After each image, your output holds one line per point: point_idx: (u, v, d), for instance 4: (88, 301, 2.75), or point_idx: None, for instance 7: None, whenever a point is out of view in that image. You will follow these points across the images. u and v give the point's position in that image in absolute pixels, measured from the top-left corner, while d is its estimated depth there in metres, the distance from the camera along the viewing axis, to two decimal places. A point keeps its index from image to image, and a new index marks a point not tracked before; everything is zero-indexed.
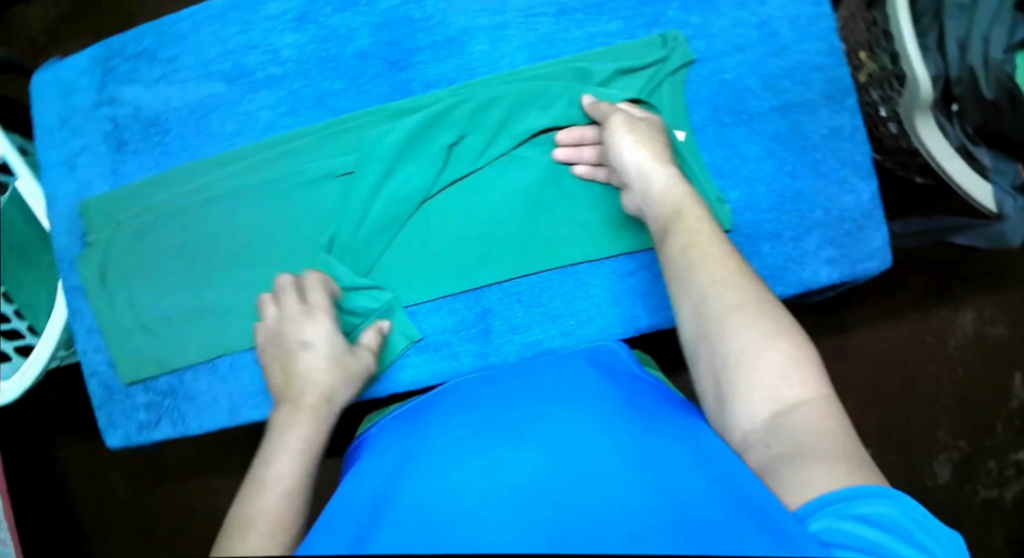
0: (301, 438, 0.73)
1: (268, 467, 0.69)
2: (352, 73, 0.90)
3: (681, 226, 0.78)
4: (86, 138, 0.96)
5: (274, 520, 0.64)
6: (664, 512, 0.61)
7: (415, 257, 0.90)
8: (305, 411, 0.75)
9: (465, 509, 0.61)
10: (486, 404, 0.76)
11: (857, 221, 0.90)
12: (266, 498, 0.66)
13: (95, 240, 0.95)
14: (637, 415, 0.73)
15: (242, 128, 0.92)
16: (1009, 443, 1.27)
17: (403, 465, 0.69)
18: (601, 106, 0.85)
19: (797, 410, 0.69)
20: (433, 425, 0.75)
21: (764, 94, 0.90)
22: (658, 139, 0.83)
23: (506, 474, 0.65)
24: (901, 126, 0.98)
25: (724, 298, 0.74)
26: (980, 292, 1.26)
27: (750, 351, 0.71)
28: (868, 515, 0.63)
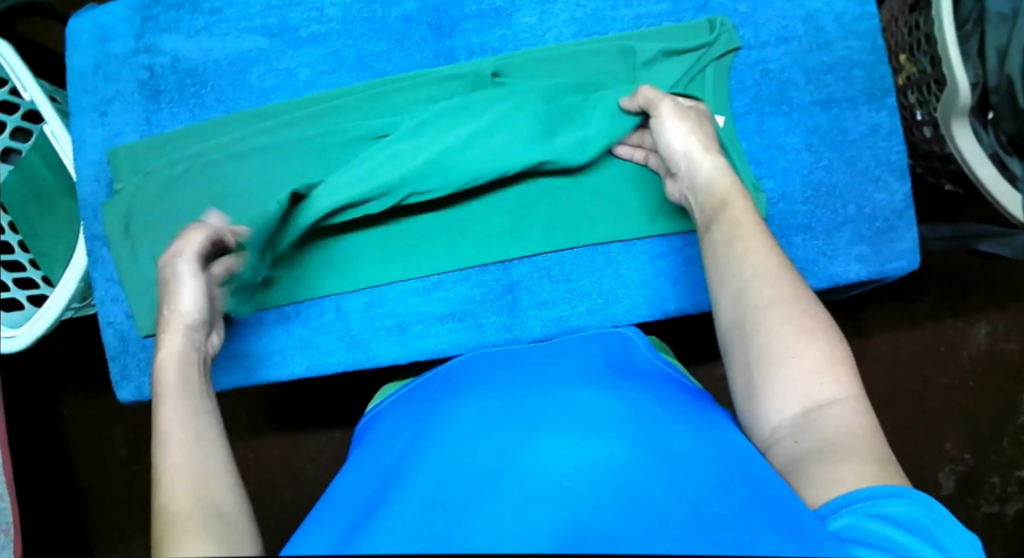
0: (181, 368, 0.71)
1: (165, 409, 0.67)
2: (396, 36, 0.91)
3: (726, 218, 0.78)
4: (120, 85, 0.95)
5: (191, 466, 0.63)
6: (680, 510, 0.62)
7: (450, 224, 0.90)
8: (173, 334, 0.73)
9: (471, 503, 0.64)
10: (500, 390, 0.78)
11: (889, 220, 0.90)
12: (176, 448, 0.64)
13: (123, 188, 0.93)
14: (655, 401, 0.74)
15: (280, 84, 0.92)
16: (1014, 460, 1.27)
17: (417, 451, 0.72)
18: (647, 92, 0.84)
19: (828, 407, 0.69)
20: (447, 406, 0.77)
21: (806, 87, 0.90)
22: (705, 127, 0.83)
23: (519, 467, 0.67)
24: (936, 130, 0.97)
25: (762, 292, 0.73)
26: (996, 305, 1.27)
27: (785, 346, 0.71)
28: (889, 515, 0.63)
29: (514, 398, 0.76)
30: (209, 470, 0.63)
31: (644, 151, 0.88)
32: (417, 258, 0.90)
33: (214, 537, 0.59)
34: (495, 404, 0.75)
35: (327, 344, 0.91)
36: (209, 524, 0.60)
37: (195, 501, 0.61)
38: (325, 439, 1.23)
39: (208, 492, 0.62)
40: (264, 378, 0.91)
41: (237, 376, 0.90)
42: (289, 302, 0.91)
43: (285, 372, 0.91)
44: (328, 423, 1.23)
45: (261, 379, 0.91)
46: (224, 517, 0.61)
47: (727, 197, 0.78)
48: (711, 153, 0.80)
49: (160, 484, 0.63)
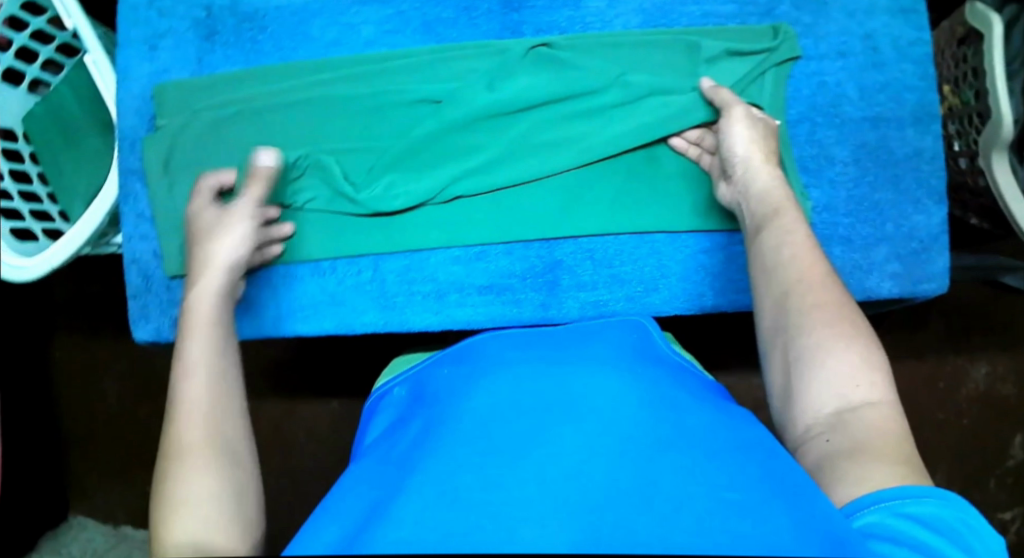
0: (206, 313, 0.74)
1: (187, 348, 0.70)
2: (464, 4, 0.91)
3: (776, 226, 0.77)
4: (174, 21, 0.93)
5: (207, 400, 0.66)
6: (702, 495, 0.60)
7: (495, 196, 0.89)
8: (203, 327, 0.72)
9: (496, 485, 0.61)
10: (522, 366, 0.75)
11: (924, 242, 0.92)
12: (187, 382, 0.67)
13: (167, 124, 0.91)
14: (680, 387, 0.72)
15: (341, 39, 0.92)
16: (998, 502, 1.23)
17: (444, 422, 0.69)
18: (722, 92, 0.85)
19: (862, 410, 0.66)
20: (472, 381, 0.74)
21: (858, 103, 0.92)
22: (770, 140, 0.83)
23: (546, 445, 0.64)
24: (972, 161, 1.00)
25: (810, 297, 0.72)
26: (996, 346, 1.23)
27: (824, 345, 0.69)
28: (916, 515, 0.60)
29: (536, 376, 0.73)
30: (226, 411, 0.66)
31: (700, 149, 0.88)
32: (460, 228, 0.89)
33: (225, 473, 0.62)
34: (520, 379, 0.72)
35: (360, 303, 0.89)
36: (221, 459, 0.63)
37: (207, 435, 0.64)
38: (320, 411, 1.20)
39: (219, 423, 0.65)
40: (288, 331, 0.89)
41: (262, 324, 0.89)
42: (325, 258, 0.89)
43: (313, 327, 0.89)
44: (324, 394, 1.20)
45: (285, 332, 0.89)
46: (233, 451, 0.64)
47: (779, 207, 0.78)
48: (769, 165, 0.81)
49: (172, 415, 0.66)
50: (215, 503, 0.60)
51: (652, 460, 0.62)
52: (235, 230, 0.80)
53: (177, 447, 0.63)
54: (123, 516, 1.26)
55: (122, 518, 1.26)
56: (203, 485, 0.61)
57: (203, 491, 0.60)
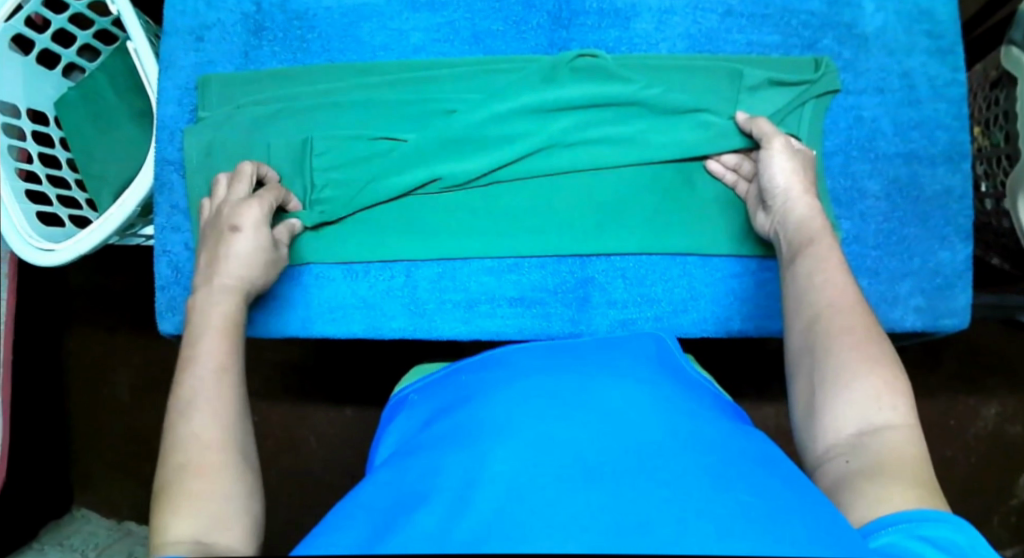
0: (223, 319, 0.74)
1: (201, 346, 0.71)
2: (513, 18, 0.91)
3: (811, 254, 0.78)
4: (222, 14, 0.94)
5: (226, 402, 0.67)
6: (721, 514, 0.58)
7: (531, 209, 0.89)
8: (225, 290, 0.76)
9: (513, 489, 0.60)
10: (548, 376, 0.74)
11: (948, 278, 0.93)
12: (204, 382, 0.68)
13: (208, 117, 0.91)
14: (696, 401, 0.72)
15: (389, 44, 0.92)
16: (1000, 541, 1.20)
17: (467, 427, 0.69)
18: (757, 122, 0.86)
19: (884, 432, 0.66)
20: (499, 388, 0.73)
21: (892, 138, 0.93)
22: (808, 170, 0.84)
23: (567, 455, 0.63)
24: (997, 202, 1.02)
25: (837, 322, 0.72)
26: (1007, 387, 1.20)
27: (848, 368, 0.69)
28: (930, 537, 0.59)
29: (564, 385, 0.72)
30: (242, 412, 0.68)
31: (737, 175, 0.89)
32: (492, 237, 0.89)
33: (234, 437, 0.66)
34: (550, 386, 0.72)
35: (390, 307, 0.89)
36: (235, 463, 0.64)
37: (223, 389, 0.68)
38: (327, 416, 1.16)
39: (230, 381, 0.69)
40: (315, 332, 0.89)
41: (289, 323, 0.89)
42: (358, 260, 0.89)
43: (340, 329, 0.89)
44: (334, 399, 1.16)
45: (312, 333, 0.89)
46: (238, 400, 0.69)
47: (815, 236, 0.79)
48: (809, 195, 0.82)
49: (186, 413, 0.66)
50: (228, 503, 0.61)
51: (674, 473, 0.61)
52: (266, 266, 0.80)
53: (196, 442, 0.64)
54: (127, 510, 1.24)
55: (127, 513, 1.24)
56: (215, 485, 0.62)
57: (216, 490, 0.62)
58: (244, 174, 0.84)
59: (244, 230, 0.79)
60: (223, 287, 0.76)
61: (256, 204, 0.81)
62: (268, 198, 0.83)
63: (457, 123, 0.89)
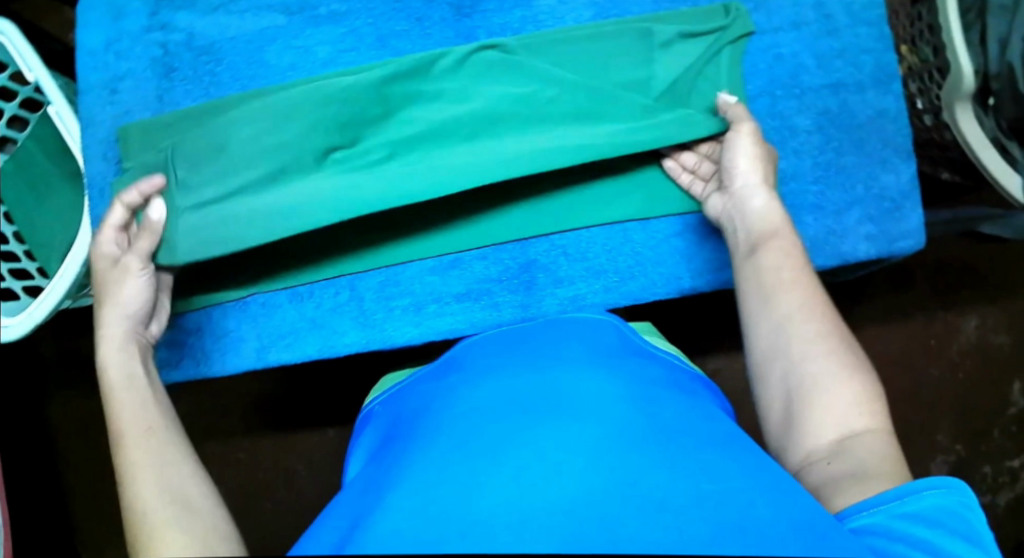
0: (124, 377, 0.77)
1: (117, 414, 0.74)
2: (416, 15, 0.91)
3: (773, 247, 0.77)
4: (133, 63, 0.94)
5: (151, 468, 0.70)
6: (679, 495, 0.58)
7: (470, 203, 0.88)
8: (121, 349, 0.79)
9: (474, 489, 0.59)
10: (503, 373, 0.72)
11: (896, 201, 0.92)
12: (132, 453, 0.71)
13: (132, 166, 0.90)
14: (654, 377, 0.72)
15: (298, 62, 0.92)
16: (1004, 450, 1.19)
17: (424, 436, 0.67)
18: (737, 108, 0.84)
19: (861, 438, 0.67)
20: (457, 393, 0.71)
21: (816, 71, 0.93)
22: (771, 162, 0.82)
23: (526, 449, 0.61)
24: (937, 117, 1.01)
25: (806, 330, 0.72)
26: (984, 297, 1.18)
27: (826, 376, 0.69)
28: (913, 512, 0.61)
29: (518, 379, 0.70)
30: (168, 462, 0.71)
31: (693, 176, 0.88)
32: (436, 239, 0.89)
33: (168, 491, 0.68)
34: (506, 385, 0.69)
35: (341, 324, 0.89)
36: (174, 519, 0.66)
37: (146, 451, 0.71)
38: (313, 441, 1.16)
39: (153, 440, 0.72)
40: (274, 361, 0.89)
41: (247, 358, 0.89)
42: (301, 282, 0.89)
43: (296, 354, 0.89)
44: (314, 422, 1.16)
45: (270, 362, 0.89)
46: (161, 452, 0.71)
47: (774, 229, 0.78)
48: (766, 187, 0.80)
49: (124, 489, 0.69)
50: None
51: (634, 462, 0.60)
52: (142, 291, 0.81)
53: (133, 517, 0.68)
54: None
55: None
56: (161, 545, 0.65)
57: (165, 547, 0.65)
58: (139, 188, 0.82)
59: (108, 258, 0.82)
60: (116, 345, 0.78)
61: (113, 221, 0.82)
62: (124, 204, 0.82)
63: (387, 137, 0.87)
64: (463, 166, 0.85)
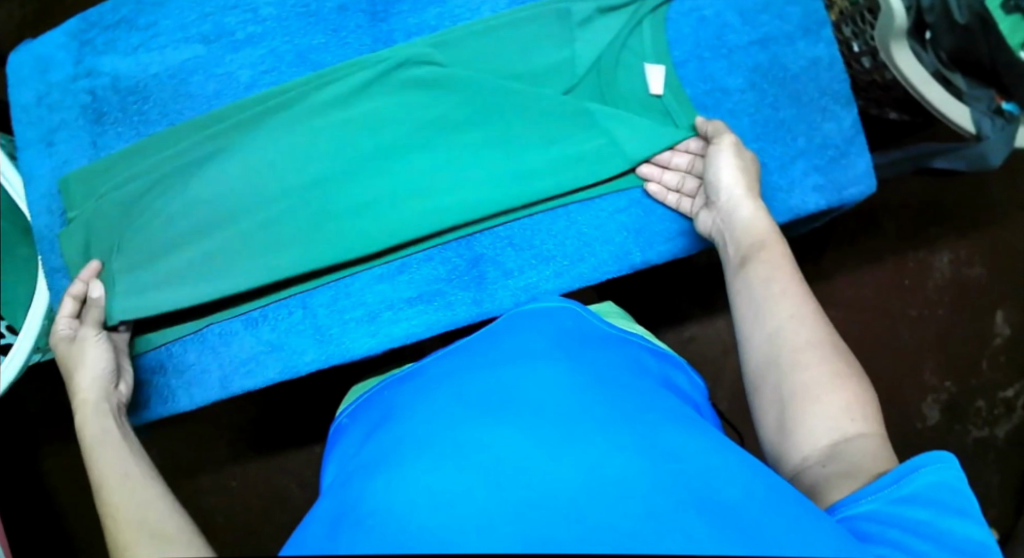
0: (98, 435, 0.76)
1: (96, 462, 0.73)
2: (332, 27, 0.91)
3: (761, 258, 0.77)
4: (63, 114, 0.93)
5: (135, 505, 0.68)
6: (657, 486, 0.55)
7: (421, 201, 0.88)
8: (90, 410, 0.79)
9: (442, 498, 0.53)
10: (460, 373, 0.67)
11: (840, 147, 0.91)
12: (113, 493, 0.70)
13: (77, 215, 0.90)
14: (616, 366, 0.68)
15: (222, 90, 0.92)
16: (995, 382, 1.17)
17: (379, 447, 0.61)
18: (714, 123, 0.86)
19: (855, 441, 0.65)
20: (413, 400, 0.66)
21: (742, 28, 0.92)
22: (753, 172, 0.83)
23: (490, 449, 0.56)
24: (875, 59, 0.99)
25: (802, 335, 0.70)
26: (953, 231, 1.17)
27: (818, 383, 0.67)
28: (911, 495, 0.59)
29: (474, 376, 0.65)
30: (145, 497, 0.69)
31: (679, 195, 0.88)
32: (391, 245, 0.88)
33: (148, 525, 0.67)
34: (462, 387, 0.64)
35: (300, 344, 0.89)
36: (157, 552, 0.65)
37: (126, 490, 0.70)
38: (301, 460, 1.16)
39: (133, 480, 0.71)
40: (239, 388, 0.90)
41: (212, 389, 0.89)
42: (255, 307, 0.89)
43: (259, 380, 0.89)
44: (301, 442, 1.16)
45: (235, 390, 0.90)
46: (140, 488, 0.70)
47: (764, 239, 0.78)
48: (752, 198, 0.81)
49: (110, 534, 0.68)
50: None
51: (605, 452, 0.56)
52: (103, 357, 0.83)
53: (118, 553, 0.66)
54: None
55: None
56: None
57: None
58: (82, 275, 0.86)
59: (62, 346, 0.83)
60: (88, 409, 0.79)
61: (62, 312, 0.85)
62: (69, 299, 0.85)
63: (321, 161, 0.88)
64: (408, 171, 0.89)
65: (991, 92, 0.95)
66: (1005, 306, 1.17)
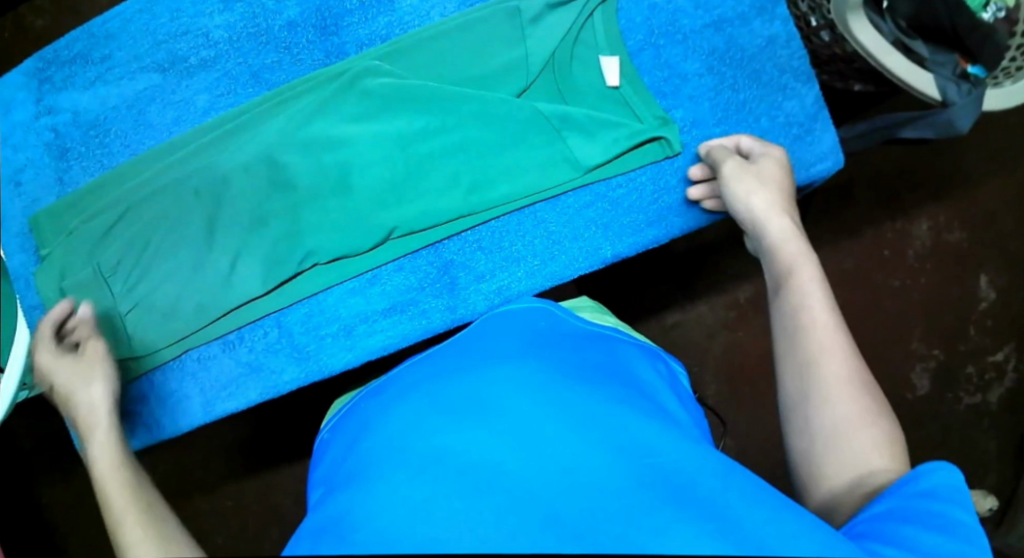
0: (109, 461, 0.77)
1: (109, 491, 0.74)
2: (284, 44, 0.91)
3: (790, 285, 0.73)
4: (29, 153, 0.93)
5: (152, 537, 0.70)
6: (643, 489, 0.53)
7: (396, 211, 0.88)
8: (103, 432, 0.80)
9: (428, 499, 0.52)
10: (438, 375, 0.65)
11: (804, 125, 0.91)
12: (128, 525, 0.71)
13: (49, 251, 0.90)
14: (593, 365, 0.67)
15: (181, 116, 0.92)
16: (984, 347, 1.17)
17: (359, 455, 0.60)
18: (715, 150, 0.86)
19: (884, 475, 0.62)
20: (392, 401, 0.64)
21: (694, 12, 0.91)
22: (773, 185, 0.81)
23: (482, 458, 0.55)
24: (834, 32, 0.98)
25: (836, 370, 0.67)
26: (929, 198, 1.16)
27: (847, 419, 0.65)
28: (926, 491, 0.57)
29: (456, 378, 0.64)
30: (165, 529, 0.71)
31: None
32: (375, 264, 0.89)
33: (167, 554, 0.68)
34: (445, 390, 0.62)
35: (278, 362, 0.89)
36: None
37: (144, 520, 0.71)
38: (294, 475, 1.17)
39: (150, 510, 0.72)
40: (222, 411, 0.90)
41: (195, 414, 0.89)
42: (232, 330, 0.89)
43: (241, 401, 0.89)
44: (294, 457, 1.17)
45: (219, 413, 0.90)
46: (159, 518, 0.72)
47: (794, 263, 0.74)
48: (775, 214, 0.78)
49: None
50: None
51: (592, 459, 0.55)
52: (107, 379, 0.83)
53: None
54: None
55: None
56: None
57: None
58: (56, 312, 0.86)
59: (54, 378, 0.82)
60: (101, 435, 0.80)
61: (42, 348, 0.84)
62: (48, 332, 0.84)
63: (289, 175, 0.88)
64: (375, 182, 0.88)
65: (955, 56, 0.96)
66: (988, 270, 1.17)
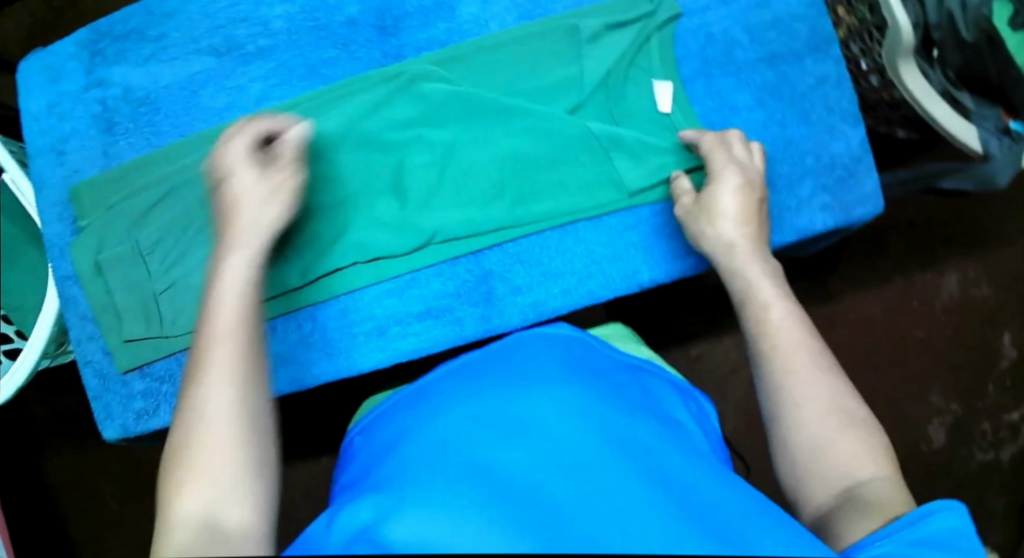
0: (237, 286, 0.68)
1: (215, 328, 0.65)
2: (342, 41, 0.92)
3: (753, 308, 0.74)
4: (75, 123, 0.93)
5: (237, 403, 0.60)
6: (672, 511, 0.54)
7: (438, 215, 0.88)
8: (242, 253, 0.71)
9: (458, 504, 0.52)
10: (474, 385, 0.65)
11: (848, 167, 0.91)
12: (218, 375, 0.61)
13: (89, 224, 0.90)
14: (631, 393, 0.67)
15: (232, 102, 0.92)
16: (1001, 405, 1.17)
17: (388, 459, 0.60)
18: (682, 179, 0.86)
19: (869, 483, 0.62)
20: (424, 412, 0.64)
21: (750, 46, 0.92)
22: (741, 202, 0.80)
23: (507, 470, 0.55)
24: (882, 77, 0.99)
25: (798, 387, 0.67)
26: (960, 250, 1.17)
27: (823, 435, 0.65)
28: (925, 536, 0.56)
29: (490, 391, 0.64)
30: (251, 404, 0.61)
31: None
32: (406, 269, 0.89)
33: (242, 439, 0.58)
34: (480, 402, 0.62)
35: (308, 356, 0.89)
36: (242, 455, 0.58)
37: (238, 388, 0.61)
38: (305, 470, 1.17)
39: (250, 382, 0.62)
40: None
41: None
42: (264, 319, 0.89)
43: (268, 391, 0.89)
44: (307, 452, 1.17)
45: None
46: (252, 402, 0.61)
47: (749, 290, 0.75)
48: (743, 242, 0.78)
49: (195, 415, 0.60)
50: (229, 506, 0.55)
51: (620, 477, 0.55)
52: (277, 205, 0.77)
53: (199, 440, 0.58)
54: None
55: None
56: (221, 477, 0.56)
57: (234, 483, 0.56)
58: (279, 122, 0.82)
59: (233, 174, 0.77)
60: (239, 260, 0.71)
61: (240, 137, 0.80)
62: (255, 129, 0.81)
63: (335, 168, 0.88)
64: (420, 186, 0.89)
65: (1000, 111, 0.95)
66: (1012, 327, 1.17)
